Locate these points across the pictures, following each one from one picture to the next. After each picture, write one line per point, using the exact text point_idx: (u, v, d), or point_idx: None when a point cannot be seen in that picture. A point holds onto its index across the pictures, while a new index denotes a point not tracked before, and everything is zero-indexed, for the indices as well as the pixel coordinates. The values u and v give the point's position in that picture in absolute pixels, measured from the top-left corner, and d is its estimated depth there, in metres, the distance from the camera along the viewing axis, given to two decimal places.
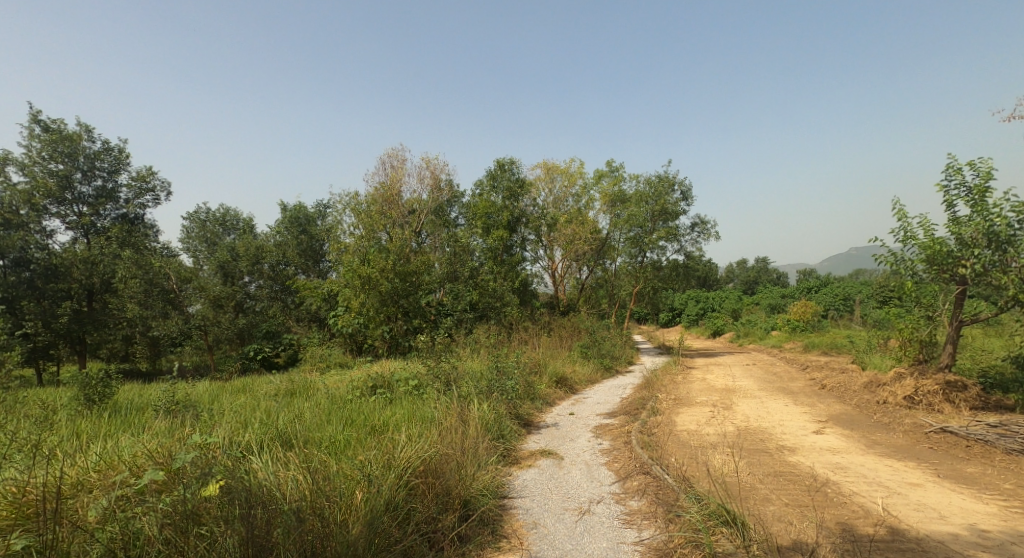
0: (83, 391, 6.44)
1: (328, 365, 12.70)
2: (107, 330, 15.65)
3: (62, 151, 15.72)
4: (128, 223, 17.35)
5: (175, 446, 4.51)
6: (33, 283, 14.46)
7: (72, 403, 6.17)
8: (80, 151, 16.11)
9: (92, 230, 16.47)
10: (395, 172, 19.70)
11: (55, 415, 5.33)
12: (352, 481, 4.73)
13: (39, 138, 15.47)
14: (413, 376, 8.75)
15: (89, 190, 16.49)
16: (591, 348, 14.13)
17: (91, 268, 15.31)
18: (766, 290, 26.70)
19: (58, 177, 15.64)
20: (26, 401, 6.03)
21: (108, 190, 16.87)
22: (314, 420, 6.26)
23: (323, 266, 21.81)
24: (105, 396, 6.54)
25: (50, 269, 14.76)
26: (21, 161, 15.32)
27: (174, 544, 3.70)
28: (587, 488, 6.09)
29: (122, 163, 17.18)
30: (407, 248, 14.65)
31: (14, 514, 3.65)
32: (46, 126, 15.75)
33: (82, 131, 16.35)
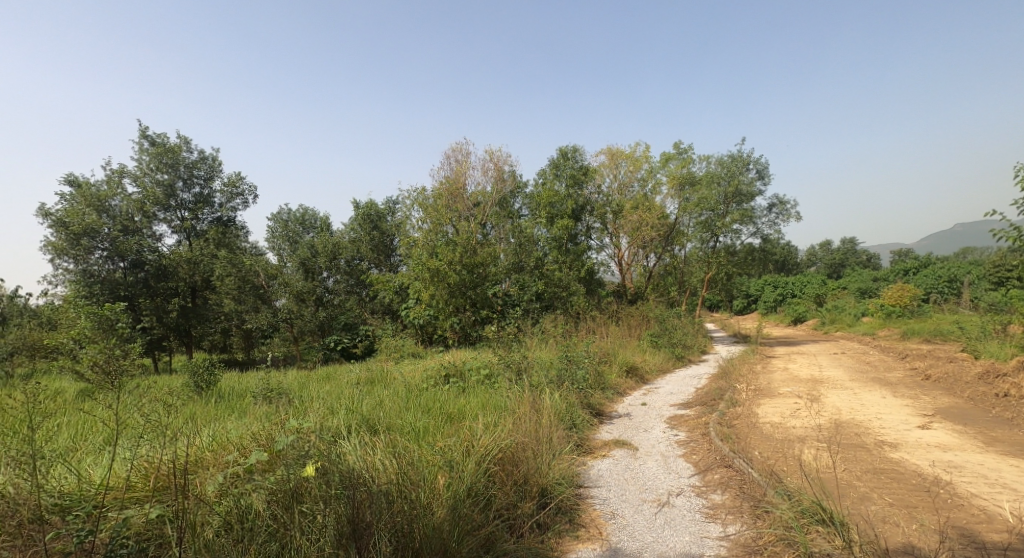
0: (192, 379, 6.96)
1: (402, 355, 13.13)
2: (207, 324, 16.88)
3: (167, 162, 16.93)
4: (223, 225, 18.50)
5: (275, 430, 4.87)
6: (147, 283, 15.52)
7: (183, 387, 6.71)
8: (181, 162, 17.29)
9: (194, 233, 17.65)
10: (459, 166, 19.93)
11: (173, 398, 5.84)
12: (434, 467, 4.90)
13: (147, 151, 16.75)
14: (484, 365, 8.88)
15: (189, 197, 17.70)
16: (662, 337, 13.73)
17: (193, 268, 16.44)
18: (854, 273, 25.13)
19: (164, 187, 16.86)
20: (144, 388, 6.66)
21: (205, 196, 18.05)
22: (394, 407, 6.47)
23: (394, 260, 22.49)
24: (210, 383, 7.08)
25: (160, 269, 15.78)
26: (133, 173, 16.64)
27: (280, 519, 3.95)
28: (665, 479, 5.97)
29: (216, 170, 18.33)
30: (474, 240, 14.84)
31: (147, 488, 4.11)
32: (152, 139, 17.00)
33: (182, 143, 17.56)
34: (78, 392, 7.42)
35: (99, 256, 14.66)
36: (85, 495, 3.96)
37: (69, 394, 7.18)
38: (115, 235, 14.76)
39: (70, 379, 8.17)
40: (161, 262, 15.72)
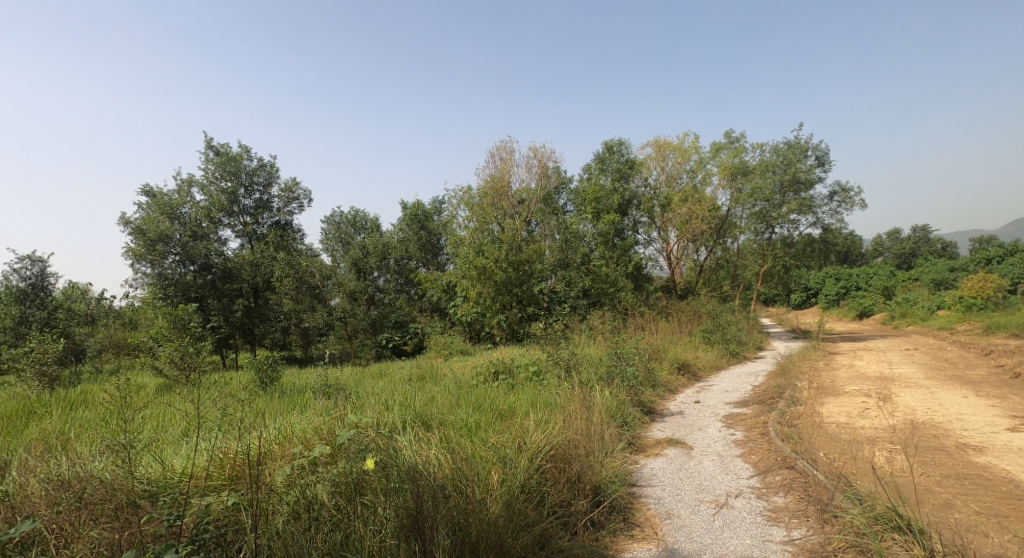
0: (258, 375, 7.28)
1: (451, 352, 13.26)
2: (269, 323, 17.46)
3: (230, 171, 17.63)
4: (281, 229, 19.11)
5: (336, 425, 5.08)
6: (215, 284, 16.10)
7: (248, 383, 7.00)
8: (243, 170, 17.97)
9: (255, 237, 18.29)
10: (504, 163, 19.94)
11: (240, 394, 6.11)
12: (488, 463, 4.91)
13: (212, 161, 17.49)
14: (533, 363, 8.85)
15: (250, 203, 18.36)
16: (715, 333, 13.32)
17: (255, 270, 16.90)
18: (928, 262, 23.60)
19: (228, 195, 17.53)
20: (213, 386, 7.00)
21: (264, 202, 18.70)
22: (446, 403, 6.51)
23: (442, 259, 22.81)
24: (273, 379, 7.40)
25: (226, 272, 16.30)
26: (200, 183, 17.40)
27: (343, 510, 4.08)
28: (723, 480, 5.76)
29: (274, 177, 18.95)
30: (519, 237, 14.84)
31: (223, 477, 4.28)
32: (216, 150, 17.74)
33: (244, 152, 18.24)
34: (157, 388, 7.88)
35: (171, 261, 15.31)
36: (169, 482, 4.15)
37: (149, 389, 7.65)
38: (186, 240, 15.40)
39: (150, 375, 8.73)
40: (227, 265, 16.22)
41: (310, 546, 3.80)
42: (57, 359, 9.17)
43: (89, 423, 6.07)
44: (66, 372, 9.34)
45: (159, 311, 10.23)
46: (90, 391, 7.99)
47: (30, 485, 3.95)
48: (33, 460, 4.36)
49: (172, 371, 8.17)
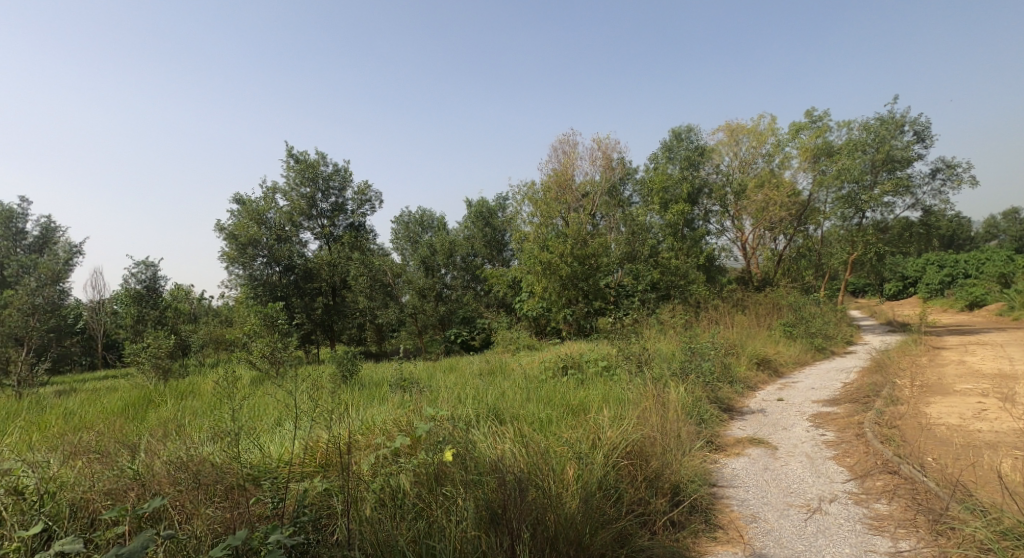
0: (339, 368, 7.55)
1: (518, 347, 13.21)
2: (347, 319, 17.58)
3: (309, 177, 18.28)
4: (355, 230, 19.63)
5: (414, 417, 5.18)
6: (297, 284, 16.74)
7: (329, 376, 7.26)
8: (320, 175, 18.58)
9: (333, 239, 18.88)
10: (567, 157, 19.66)
11: (325, 389, 6.33)
12: (563, 458, 4.77)
13: (293, 168, 18.20)
14: (603, 357, 8.63)
15: (327, 206, 18.95)
16: (798, 327, 12.53)
17: (332, 269, 17.46)
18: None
19: (308, 199, 18.17)
20: (299, 380, 7.30)
21: (339, 204, 19.25)
22: (517, 397, 6.40)
23: (507, 254, 22.81)
24: (353, 372, 7.61)
25: (308, 272, 16.93)
26: (282, 189, 18.15)
27: (424, 499, 4.13)
28: (814, 484, 5.33)
29: (348, 180, 19.48)
30: (585, 231, 14.53)
31: (315, 464, 4.52)
32: (296, 157, 18.45)
33: (321, 158, 18.87)
34: (248, 380, 8.37)
35: (260, 263, 16.08)
36: (268, 466, 4.42)
37: (243, 382, 8.18)
38: (272, 243, 16.09)
39: (242, 368, 9.32)
40: (308, 265, 16.86)
41: (397, 532, 3.79)
42: (168, 353, 9.94)
43: (195, 413, 6.48)
44: (175, 365, 10.10)
45: (250, 309, 10.83)
46: (190, 383, 8.60)
47: (153, 467, 4.12)
48: (154, 443, 4.68)
49: (263, 364, 8.83)
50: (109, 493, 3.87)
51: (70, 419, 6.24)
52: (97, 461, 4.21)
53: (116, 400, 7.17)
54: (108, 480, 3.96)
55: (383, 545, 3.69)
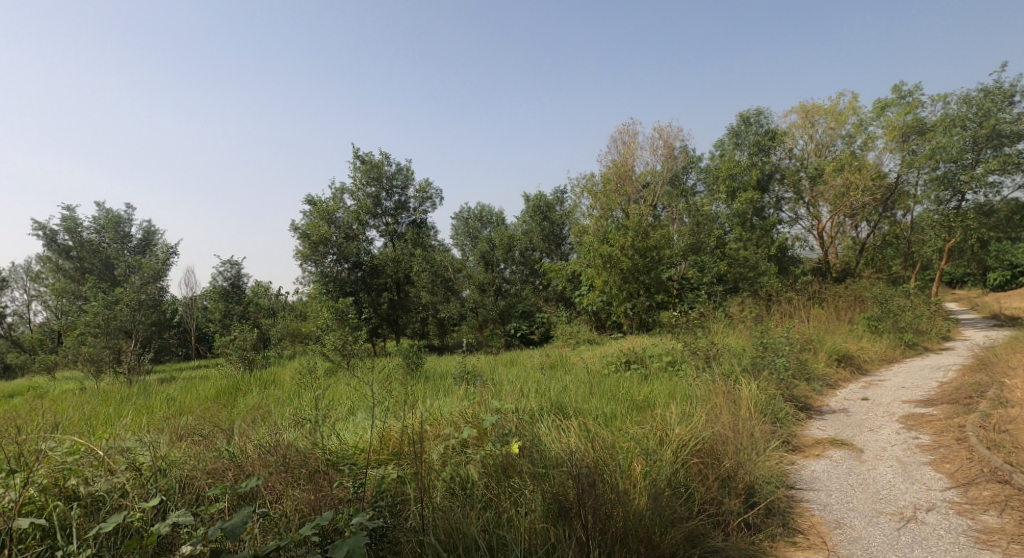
0: (406, 360, 7.63)
1: (578, 341, 12.94)
2: (411, 314, 17.84)
3: (374, 177, 18.61)
4: (418, 227, 19.81)
5: (480, 409, 5.10)
6: (364, 281, 17.11)
7: (396, 368, 7.33)
8: (384, 175, 18.87)
9: (397, 236, 19.20)
10: (626, 147, 19.04)
11: (391, 383, 6.35)
12: (631, 454, 4.50)
13: (359, 168, 18.57)
14: (668, 352, 8.23)
15: (391, 205, 19.23)
16: (884, 321, 11.56)
17: (396, 266, 17.57)
18: None
19: (373, 199, 18.52)
20: (368, 373, 7.42)
21: (403, 203, 19.47)
22: (580, 392, 6.16)
23: (565, 248, 22.52)
24: (419, 364, 7.67)
25: (374, 268, 17.25)
26: (350, 189, 18.59)
27: (493, 490, 3.99)
28: (906, 490, 4.79)
29: (410, 179, 19.63)
30: (647, 222, 14.01)
31: (389, 452, 4.58)
32: (362, 158, 18.80)
33: (385, 157, 19.12)
34: (321, 370, 8.72)
35: (330, 260, 16.50)
36: (346, 453, 4.50)
37: (317, 372, 8.53)
38: (340, 242, 16.51)
39: (315, 359, 9.67)
40: (374, 263, 17.20)
41: (468, 520, 3.64)
42: (252, 345, 10.38)
43: (275, 401, 6.66)
44: (259, 355, 10.57)
45: (322, 304, 11.04)
46: (270, 373, 9.02)
47: (247, 450, 4.22)
48: (246, 428, 4.88)
49: (336, 356, 9.26)
50: (211, 472, 3.91)
51: (172, 405, 6.59)
52: (198, 443, 4.42)
53: (209, 387, 7.54)
54: (209, 460, 4.04)
55: (453, 532, 3.54)
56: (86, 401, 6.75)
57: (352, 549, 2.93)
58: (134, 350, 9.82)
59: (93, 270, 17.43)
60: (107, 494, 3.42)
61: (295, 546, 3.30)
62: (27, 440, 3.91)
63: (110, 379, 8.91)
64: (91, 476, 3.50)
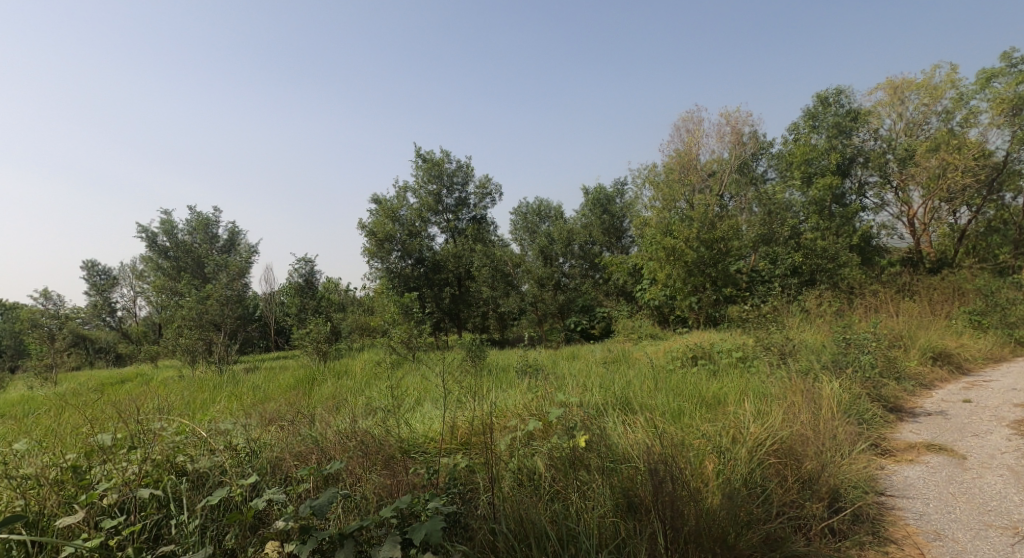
0: (469, 353, 7.67)
1: (640, 336, 12.59)
2: (472, 308, 17.96)
3: (434, 175, 18.81)
4: (478, 223, 19.88)
5: (544, 402, 5.02)
6: (427, 276, 17.26)
7: (459, 361, 7.38)
8: (445, 172, 19.02)
9: (457, 232, 19.32)
10: (690, 135, 18.35)
11: (453, 376, 6.35)
12: (702, 451, 4.27)
13: (420, 167, 18.80)
14: (737, 348, 7.82)
15: (451, 202, 19.37)
16: (987, 316, 10.49)
17: (457, 261, 17.58)
18: None
19: (434, 196, 18.71)
20: (432, 366, 7.51)
21: (463, 199, 19.58)
22: (644, 387, 5.92)
23: (625, 242, 22.27)
24: (481, 356, 7.69)
25: (436, 264, 17.37)
26: (412, 187, 18.86)
27: (560, 483, 3.87)
28: (1020, 503, 4.26)
29: (470, 175, 19.68)
30: (714, 213, 13.40)
31: (456, 442, 4.59)
32: (423, 156, 19.03)
33: (445, 155, 19.28)
34: (386, 363, 8.93)
35: (395, 257, 16.75)
36: (416, 442, 4.58)
37: (383, 364, 8.73)
38: (405, 239, 16.71)
39: (381, 351, 9.92)
40: (436, 258, 17.32)
41: (536, 510, 3.55)
42: (325, 338, 10.75)
43: (346, 391, 6.86)
44: (332, 346, 10.99)
45: (389, 299, 11.20)
46: (342, 365, 9.33)
47: (328, 435, 4.37)
48: (326, 415, 5.03)
49: (400, 349, 9.43)
50: (296, 454, 4.06)
51: (257, 392, 6.92)
52: (282, 427, 4.60)
53: (287, 377, 7.87)
54: (296, 443, 4.20)
55: (525, 522, 3.46)
56: (185, 386, 7.23)
57: (430, 532, 3.00)
58: (223, 342, 10.44)
59: (186, 267, 18.47)
60: (208, 471, 3.55)
61: (376, 526, 3.34)
62: (144, 418, 4.13)
63: (201, 368, 9.54)
64: (196, 454, 3.65)
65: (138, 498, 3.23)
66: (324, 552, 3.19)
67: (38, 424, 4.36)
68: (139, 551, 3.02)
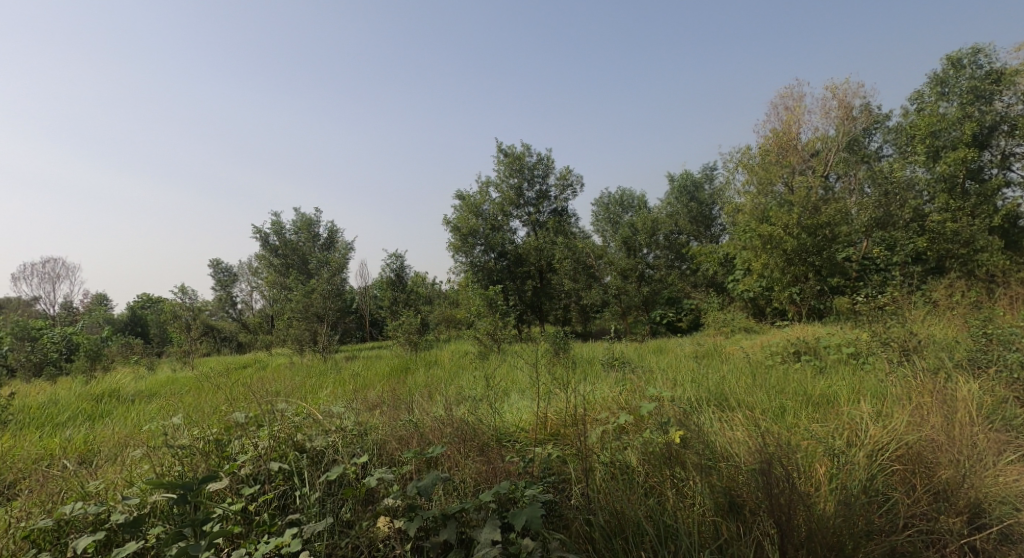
0: (554, 344, 7.76)
1: (733, 330, 12.09)
2: (554, 301, 17.92)
3: (516, 169, 18.98)
4: (560, 215, 19.82)
5: (634, 397, 5.01)
6: (509, 269, 17.50)
7: (549, 353, 7.50)
8: (526, 166, 19.14)
9: (539, 225, 19.40)
10: (790, 112, 16.99)
11: (541, 368, 6.47)
12: (811, 454, 4.08)
13: (501, 161, 19.04)
14: (847, 343, 7.32)
15: (532, 195, 19.46)
16: None
17: (539, 254, 17.59)
18: None
19: (515, 190, 18.91)
20: (521, 357, 7.64)
21: (543, 192, 19.61)
22: (740, 383, 5.72)
23: (715, 230, 21.49)
24: (566, 349, 7.79)
25: (518, 257, 17.55)
26: (494, 182, 19.17)
27: (654, 478, 3.86)
28: None
29: (551, 167, 19.64)
30: (818, 196, 12.56)
31: (546, 432, 4.69)
32: (504, 150, 19.24)
33: (526, 148, 19.37)
34: (477, 353, 9.23)
35: (479, 251, 17.21)
36: (508, 431, 4.74)
37: (473, 355, 9.00)
38: (487, 233, 17.06)
39: (470, 343, 10.22)
40: (518, 251, 17.42)
41: (633, 505, 3.58)
42: (416, 329, 11.20)
43: (438, 380, 7.17)
44: (423, 337, 11.45)
45: (474, 292, 11.48)
46: (433, 355, 9.71)
47: (426, 421, 4.62)
48: (422, 402, 5.31)
49: (487, 340, 9.66)
50: (399, 438, 4.34)
51: (358, 379, 7.37)
52: (384, 412, 4.93)
53: (383, 366, 8.33)
54: (399, 427, 4.49)
55: (621, 515, 3.53)
56: (295, 372, 7.87)
57: (530, 518, 3.13)
58: (326, 332, 11.20)
59: (290, 263, 19.97)
60: (324, 449, 3.89)
61: (475, 510, 3.49)
62: (267, 399, 4.57)
63: (309, 356, 10.32)
64: (312, 433, 4.00)
65: (269, 469, 3.61)
66: (428, 530, 3.38)
67: (181, 402, 4.94)
68: (272, 517, 3.37)
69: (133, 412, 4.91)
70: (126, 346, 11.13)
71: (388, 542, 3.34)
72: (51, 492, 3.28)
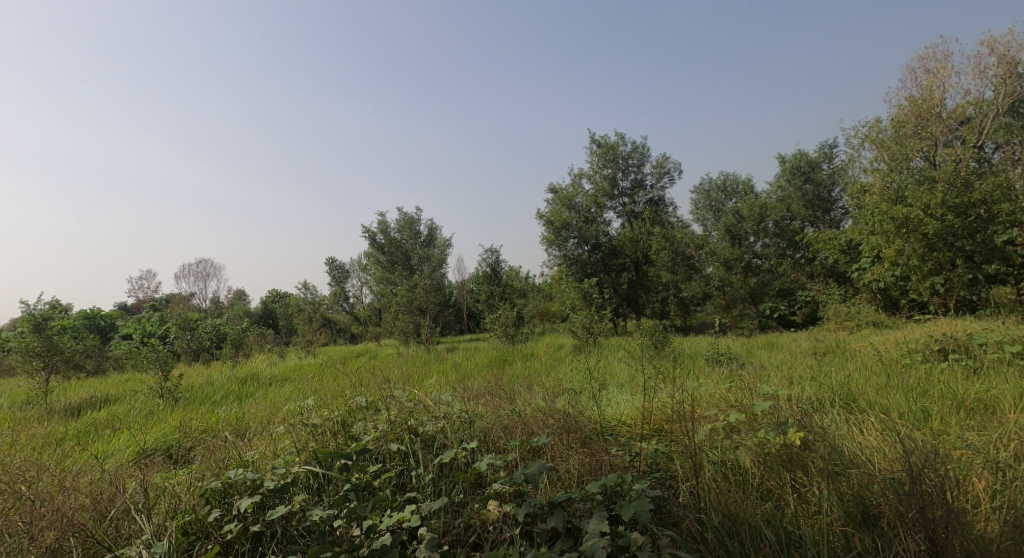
0: (652, 338, 7.66)
1: (858, 324, 11.17)
2: (651, 293, 17.11)
3: (609, 159, 18.72)
4: (655, 205, 19.29)
5: (745, 394, 4.83)
6: (604, 261, 17.27)
7: (650, 346, 7.40)
8: (620, 155, 18.81)
9: (634, 216, 18.96)
10: (933, 75, 14.93)
11: (642, 359, 6.38)
12: (963, 465, 3.70)
13: (596, 151, 18.84)
14: (1007, 340, 6.52)
15: (627, 184, 19.07)
16: None
17: (636, 246, 17.13)
18: None
19: (609, 180, 18.64)
20: (617, 351, 7.60)
21: (638, 181, 19.16)
22: (873, 383, 5.30)
23: (835, 215, 19.94)
24: (664, 343, 7.62)
25: (613, 249, 17.26)
26: (588, 173, 19.02)
27: (773, 481, 3.71)
28: None
29: (647, 155, 19.17)
30: (967, 171, 11.35)
31: (651, 427, 4.64)
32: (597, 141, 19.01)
33: (620, 137, 19.04)
34: (576, 346, 9.29)
35: (572, 244, 17.12)
36: (612, 423, 4.74)
37: (570, 348, 9.07)
38: (580, 225, 16.97)
39: (568, 338, 10.27)
40: (612, 243, 17.19)
41: (751, 509, 3.46)
42: (514, 322, 11.38)
43: (538, 372, 7.27)
44: (520, 329, 11.61)
45: (572, 286, 11.48)
46: (532, 348, 9.85)
47: (531, 412, 4.75)
48: (527, 393, 5.44)
49: (585, 334, 9.63)
50: (505, 427, 4.50)
51: (461, 369, 7.71)
52: (489, 401, 5.11)
53: (485, 357, 8.61)
54: (505, 417, 4.65)
55: (739, 518, 3.42)
56: (402, 362, 8.34)
57: (638, 512, 3.14)
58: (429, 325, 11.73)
59: (395, 259, 21.05)
60: (436, 435, 4.12)
61: (582, 501, 3.55)
62: (383, 386, 4.92)
63: (414, 346, 10.94)
64: (424, 419, 4.25)
65: (389, 451, 3.91)
66: (536, 516, 3.47)
67: (311, 387, 5.45)
68: (393, 494, 3.64)
69: (272, 393, 5.49)
70: (260, 337, 12.35)
71: (496, 526, 3.46)
72: (217, 458, 3.77)
